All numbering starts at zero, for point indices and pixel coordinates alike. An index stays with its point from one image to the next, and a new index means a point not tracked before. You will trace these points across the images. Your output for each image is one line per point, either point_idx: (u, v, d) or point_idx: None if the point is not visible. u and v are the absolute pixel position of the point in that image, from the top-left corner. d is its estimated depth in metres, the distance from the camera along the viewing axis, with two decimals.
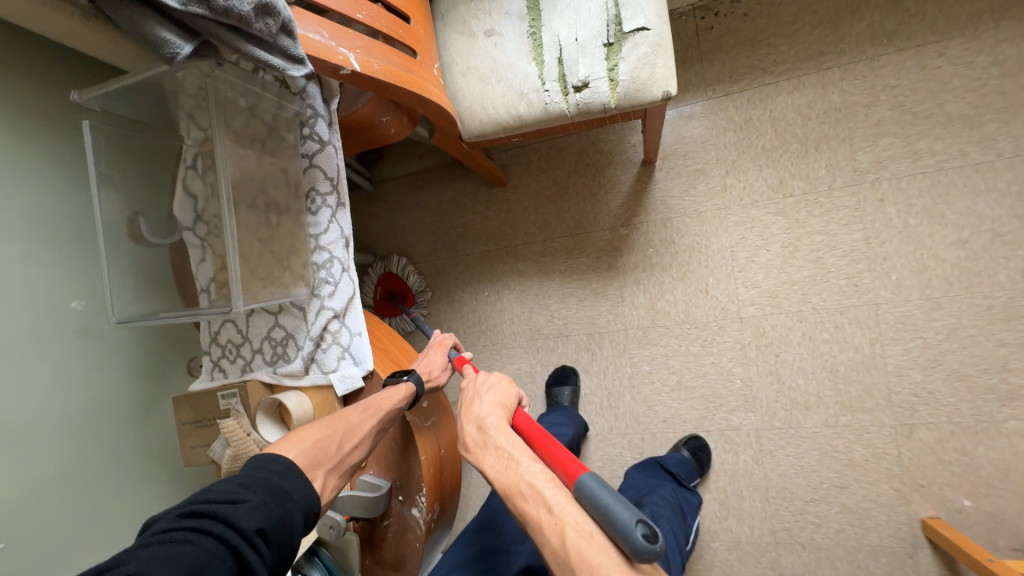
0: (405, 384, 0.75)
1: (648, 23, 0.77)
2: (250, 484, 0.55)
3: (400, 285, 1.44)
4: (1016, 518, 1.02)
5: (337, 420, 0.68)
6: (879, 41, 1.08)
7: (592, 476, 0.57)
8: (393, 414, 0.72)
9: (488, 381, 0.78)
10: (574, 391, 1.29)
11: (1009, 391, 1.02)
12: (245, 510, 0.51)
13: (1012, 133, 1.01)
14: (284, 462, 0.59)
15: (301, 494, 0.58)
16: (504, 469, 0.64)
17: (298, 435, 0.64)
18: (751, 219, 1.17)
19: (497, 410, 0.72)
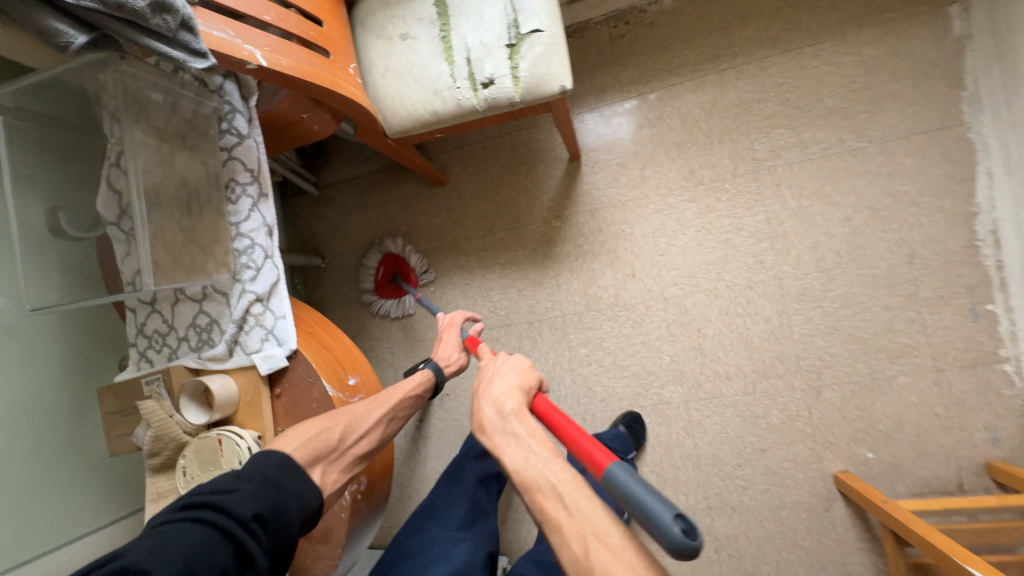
0: (422, 372, 0.90)
1: (542, 25, 0.86)
2: (243, 477, 0.62)
3: (403, 265, 1.47)
4: (912, 465, 1.12)
5: (341, 413, 0.75)
6: (765, 45, 1.21)
7: (623, 468, 0.58)
8: (400, 402, 0.84)
9: (507, 366, 0.80)
10: None
11: (898, 349, 1.14)
12: (240, 497, 0.59)
13: (880, 121, 1.15)
14: (281, 457, 0.66)
15: (295, 485, 0.65)
16: (524, 461, 0.65)
17: (294, 431, 0.71)
18: (669, 207, 1.28)
19: (517, 397, 0.73)
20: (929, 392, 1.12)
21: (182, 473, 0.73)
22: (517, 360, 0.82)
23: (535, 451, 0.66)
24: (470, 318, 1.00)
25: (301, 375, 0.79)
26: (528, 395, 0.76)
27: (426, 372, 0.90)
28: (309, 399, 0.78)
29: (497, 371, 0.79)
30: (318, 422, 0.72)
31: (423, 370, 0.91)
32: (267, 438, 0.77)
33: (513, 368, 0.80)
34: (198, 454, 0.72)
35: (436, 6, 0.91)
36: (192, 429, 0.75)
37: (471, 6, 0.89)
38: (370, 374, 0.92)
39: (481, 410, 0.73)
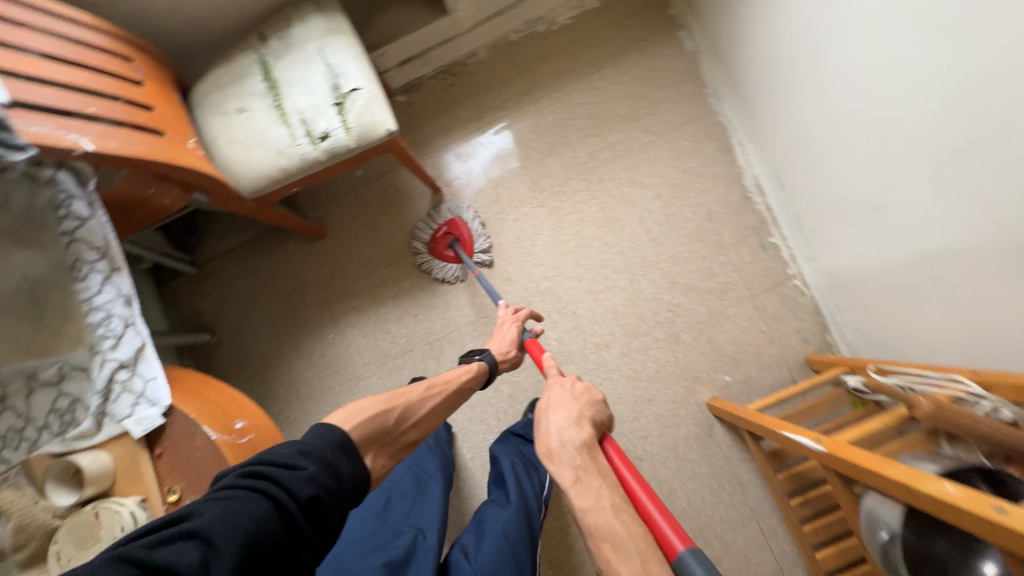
0: (478, 366, 1.00)
1: (360, 85, 1.03)
2: (307, 454, 0.64)
3: (463, 231, 1.46)
4: (758, 377, 1.37)
5: (398, 399, 0.83)
6: (563, 77, 1.52)
7: (697, 558, 0.56)
8: (452, 391, 0.92)
9: (580, 399, 0.81)
10: None
11: (722, 287, 1.41)
12: (300, 478, 0.60)
13: (659, 119, 1.48)
14: (342, 439, 0.69)
15: (348, 470, 0.66)
16: (593, 504, 0.64)
17: (354, 411, 0.76)
18: (524, 215, 1.49)
19: (585, 432, 0.75)
20: (752, 315, 1.39)
21: (57, 559, 0.71)
22: (588, 390, 0.84)
23: (603, 492, 0.66)
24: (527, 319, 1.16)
25: (180, 429, 0.81)
26: (597, 432, 0.77)
27: (482, 363, 1.01)
28: (191, 448, 0.80)
29: (571, 400, 0.80)
30: (377, 405, 0.79)
31: (479, 362, 1.01)
32: (152, 498, 0.78)
33: (584, 399, 0.81)
34: (73, 532, 0.72)
35: (265, 81, 1.05)
36: (63, 512, 0.74)
37: (297, 77, 1.04)
38: (262, 417, 0.93)
39: (549, 433, 0.75)
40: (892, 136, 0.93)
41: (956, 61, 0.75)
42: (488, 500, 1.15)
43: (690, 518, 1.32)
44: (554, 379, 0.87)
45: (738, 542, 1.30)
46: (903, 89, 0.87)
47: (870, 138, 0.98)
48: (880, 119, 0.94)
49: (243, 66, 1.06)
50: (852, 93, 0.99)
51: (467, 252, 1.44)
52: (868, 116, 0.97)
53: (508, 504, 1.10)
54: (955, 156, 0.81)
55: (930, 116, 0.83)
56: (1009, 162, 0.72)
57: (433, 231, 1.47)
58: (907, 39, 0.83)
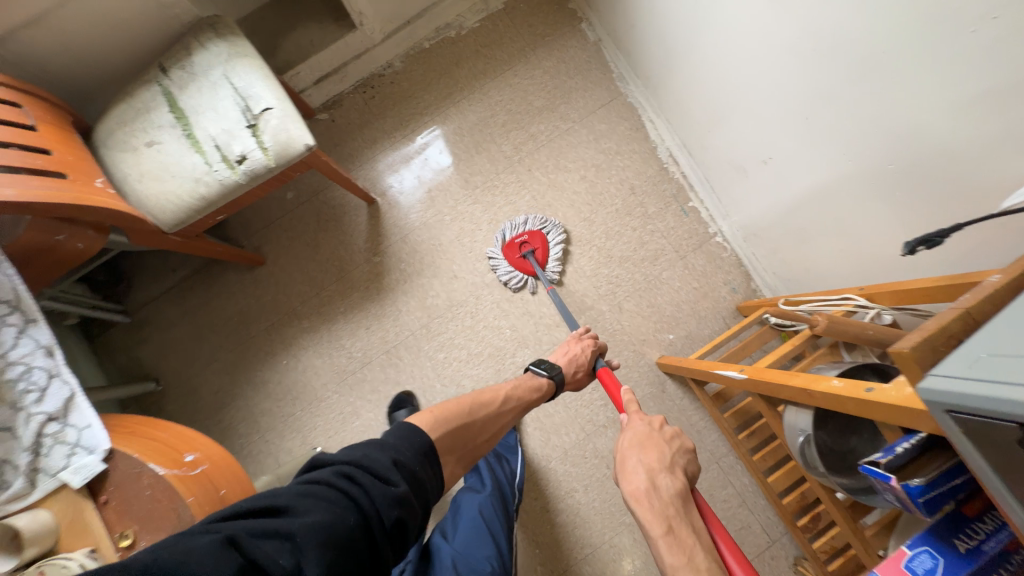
0: (546, 381, 1.08)
1: (271, 104, 1.04)
2: (399, 469, 0.68)
3: (543, 245, 1.47)
4: (698, 330, 1.48)
5: (478, 412, 0.91)
6: (479, 77, 1.58)
7: None
8: (521, 405, 1.01)
9: (670, 450, 0.84)
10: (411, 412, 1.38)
11: (654, 253, 1.51)
12: (389, 496, 0.65)
13: (574, 106, 1.57)
14: (427, 447, 0.75)
15: (429, 486, 0.72)
16: (685, 563, 0.65)
17: (445, 418, 0.84)
18: (461, 214, 1.54)
19: (678, 483, 0.77)
20: (684, 275, 1.51)
21: None
22: (680, 444, 0.87)
23: (695, 551, 0.66)
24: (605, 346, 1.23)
25: (126, 471, 0.79)
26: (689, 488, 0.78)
27: (551, 379, 1.08)
28: (140, 489, 0.78)
29: (661, 447, 0.84)
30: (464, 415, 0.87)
31: (548, 378, 1.08)
32: (103, 547, 0.75)
33: (676, 451, 0.85)
34: None
35: (172, 112, 1.03)
36: None
37: (205, 104, 1.04)
38: (215, 447, 0.90)
39: (639, 476, 0.78)
40: (771, 92, 1.03)
41: (809, 15, 0.85)
42: (463, 487, 1.19)
43: None
44: (638, 419, 0.93)
45: (703, 484, 1.40)
46: (775, 46, 0.96)
47: (750, 103, 1.11)
48: (758, 78, 1.05)
49: (145, 100, 1.04)
50: (732, 58, 1.10)
51: (539, 266, 1.45)
52: (749, 76, 1.07)
53: (483, 488, 1.16)
54: (823, 102, 0.91)
55: (797, 70, 0.93)
56: (862, 102, 0.83)
57: (513, 236, 1.49)
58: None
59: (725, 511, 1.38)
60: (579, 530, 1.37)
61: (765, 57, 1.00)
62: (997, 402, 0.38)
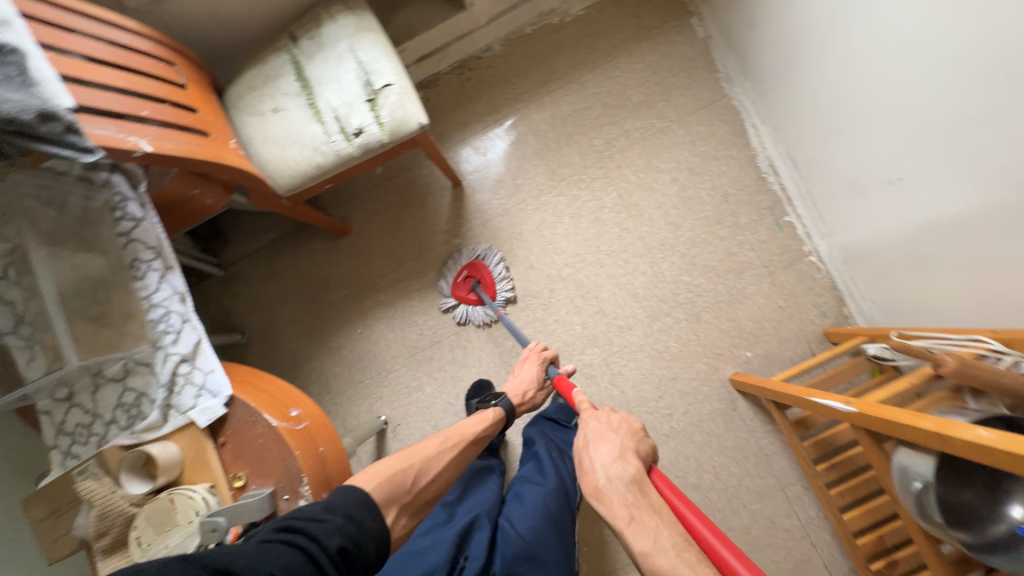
0: (490, 411, 1.05)
1: (391, 80, 1.05)
2: (331, 510, 0.71)
3: (483, 274, 1.47)
4: (779, 351, 1.42)
5: (415, 458, 0.89)
6: (578, 67, 1.55)
7: None
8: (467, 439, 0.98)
9: (618, 434, 0.86)
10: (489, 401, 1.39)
11: (740, 266, 1.45)
12: (328, 530, 0.67)
13: (673, 105, 1.52)
14: (361, 496, 0.75)
15: (371, 526, 0.73)
16: (652, 546, 0.66)
17: (375, 471, 0.84)
18: (544, 204, 1.52)
19: (634, 467, 0.79)
20: (771, 292, 1.44)
21: (137, 543, 0.74)
22: (626, 428, 0.89)
23: (660, 531, 0.68)
24: (551, 356, 1.20)
25: (243, 418, 0.83)
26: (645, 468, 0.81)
27: (498, 409, 1.07)
28: (254, 436, 0.83)
29: (610, 435, 0.85)
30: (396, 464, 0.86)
31: (495, 408, 1.07)
32: (219, 485, 0.81)
33: (626, 435, 0.86)
34: (151, 518, 0.75)
35: (298, 81, 1.07)
36: (139, 499, 0.77)
37: (329, 76, 1.07)
38: (314, 406, 0.95)
39: (596, 471, 0.80)
40: (906, 118, 0.97)
41: (956, 45, 0.81)
42: (520, 476, 1.19)
43: (717, 490, 1.38)
44: (588, 414, 0.93)
45: (765, 510, 1.35)
46: (913, 74, 0.91)
47: (874, 119, 1.05)
48: (893, 101, 0.98)
49: (275, 67, 1.09)
50: (863, 78, 1.04)
51: (488, 294, 1.46)
52: (880, 100, 1.01)
53: (545, 479, 1.15)
54: (964, 126, 0.84)
55: (936, 88, 0.87)
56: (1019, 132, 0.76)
57: (456, 274, 1.50)
58: (917, 30, 0.86)
59: (786, 540, 1.33)
60: None
61: (900, 83, 0.95)
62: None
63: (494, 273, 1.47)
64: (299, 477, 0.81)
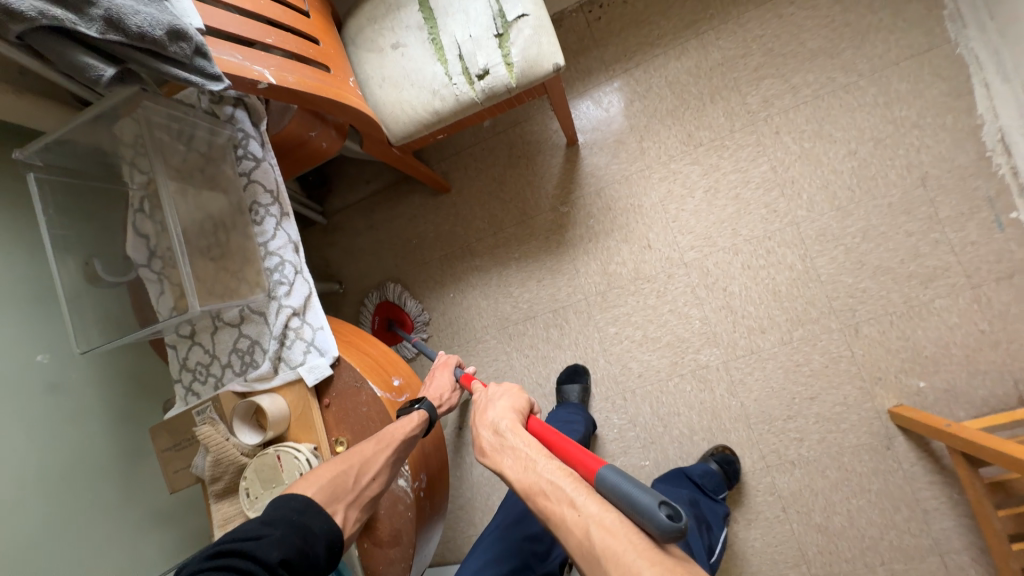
0: (416, 412, 0.77)
1: (526, 10, 0.88)
2: (271, 522, 0.61)
3: (397, 312, 1.50)
4: (967, 387, 1.10)
5: (353, 454, 0.71)
6: (739, 2, 1.24)
7: (611, 469, 0.62)
8: (406, 442, 0.74)
9: (499, 391, 0.85)
10: (585, 389, 1.31)
11: (929, 273, 1.13)
12: (267, 543, 0.58)
13: (866, 54, 1.16)
14: (301, 500, 0.64)
15: (323, 528, 0.63)
16: (523, 468, 0.70)
17: (314, 474, 0.69)
18: (673, 173, 1.29)
19: (510, 414, 0.79)
20: (969, 310, 1.11)
21: (246, 494, 0.73)
22: (508, 386, 0.87)
23: (532, 458, 0.71)
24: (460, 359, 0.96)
25: (348, 381, 0.79)
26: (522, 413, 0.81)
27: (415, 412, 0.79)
28: (359, 403, 0.79)
29: (489, 396, 0.85)
30: (334, 465, 0.69)
31: (416, 410, 0.79)
32: (323, 448, 0.78)
33: (504, 392, 0.85)
34: (259, 473, 0.73)
35: (422, 12, 0.94)
36: (249, 451, 0.75)
37: (455, 5, 0.92)
38: (414, 377, 0.90)
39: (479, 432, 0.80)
40: None
41: None
42: None
43: (848, 537, 1.15)
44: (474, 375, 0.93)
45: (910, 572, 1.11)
46: None
47: None
48: None
49: None
50: None
51: (405, 329, 1.49)
52: None
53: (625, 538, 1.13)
54: None
55: None
56: None
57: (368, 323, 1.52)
58: None
59: None
60: (730, 562, 1.21)
61: None
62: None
63: (404, 308, 1.50)
64: None
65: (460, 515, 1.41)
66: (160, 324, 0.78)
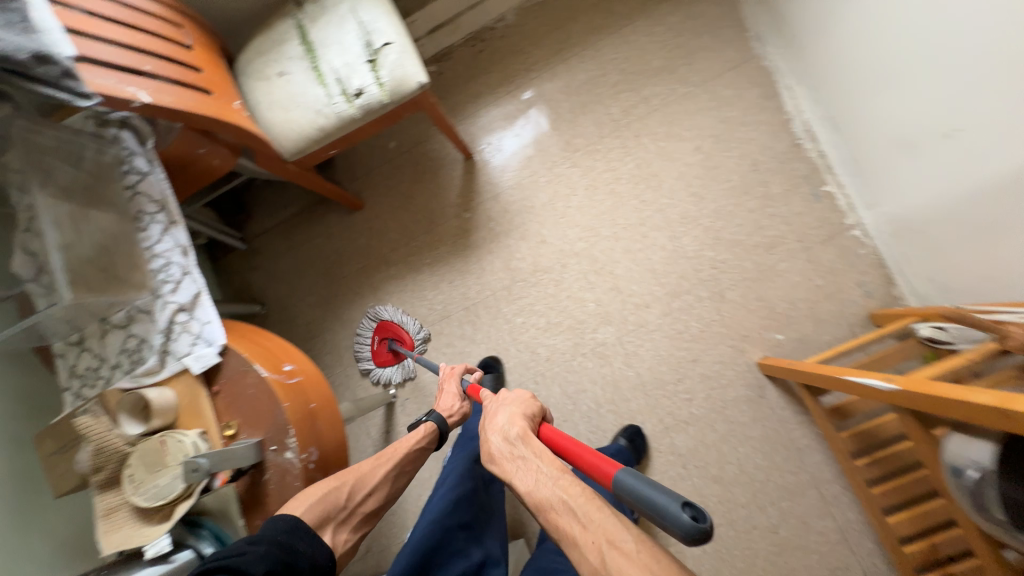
0: (424, 425, 0.94)
1: (391, 39, 1.04)
2: (255, 541, 0.69)
3: (397, 331, 1.46)
4: (815, 334, 1.28)
5: (347, 474, 0.84)
6: (594, 32, 1.48)
7: (631, 475, 0.61)
8: (408, 455, 0.91)
9: (510, 398, 0.87)
10: (496, 377, 1.37)
11: (772, 241, 1.33)
12: (251, 559, 0.66)
13: (697, 68, 1.41)
14: (290, 524, 0.72)
15: (305, 547, 0.72)
16: (534, 484, 0.71)
17: (303, 495, 0.78)
18: (557, 176, 1.46)
19: (520, 423, 0.80)
20: (806, 269, 1.30)
21: (130, 481, 0.76)
22: (519, 392, 0.89)
23: (545, 471, 0.71)
24: (465, 367, 1.04)
25: (234, 368, 0.84)
26: (535, 422, 0.82)
27: (425, 423, 0.95)
28: (246, 386, 0.83)
29: (502, 406, 0.85)
30: (327, 482, 0.80)
31: (425, 424, 0.94)
32: (211, 432, 0.82)
33: (516, 401, 0.86)
34: (143, 458, 0.76)
35: (303, 45, 1.08)
36: (131, 439, 0.79)
37: (331, 38, 1.07)
38: (311, 365, 0.94)
39: (489, 440, 0.80)
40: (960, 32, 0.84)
41: None
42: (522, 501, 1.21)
43: (742, 483, 1.27)
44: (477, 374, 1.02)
45: (796, 507, 1.23)
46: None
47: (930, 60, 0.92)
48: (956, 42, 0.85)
49: (282, 32, 1.10)
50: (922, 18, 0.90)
51: (406, 348, 1.45)
52: (944, 44, 0.88)
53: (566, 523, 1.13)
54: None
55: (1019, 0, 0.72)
56: None
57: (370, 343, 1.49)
58: None
59: (820, 544, 1.21)
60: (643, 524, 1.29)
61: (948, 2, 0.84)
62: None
63: (404, 326, 1.47)
64: (286, 430, 0.81)
65: (392, 520, 1.42)
66: (39, 322, 0.84)
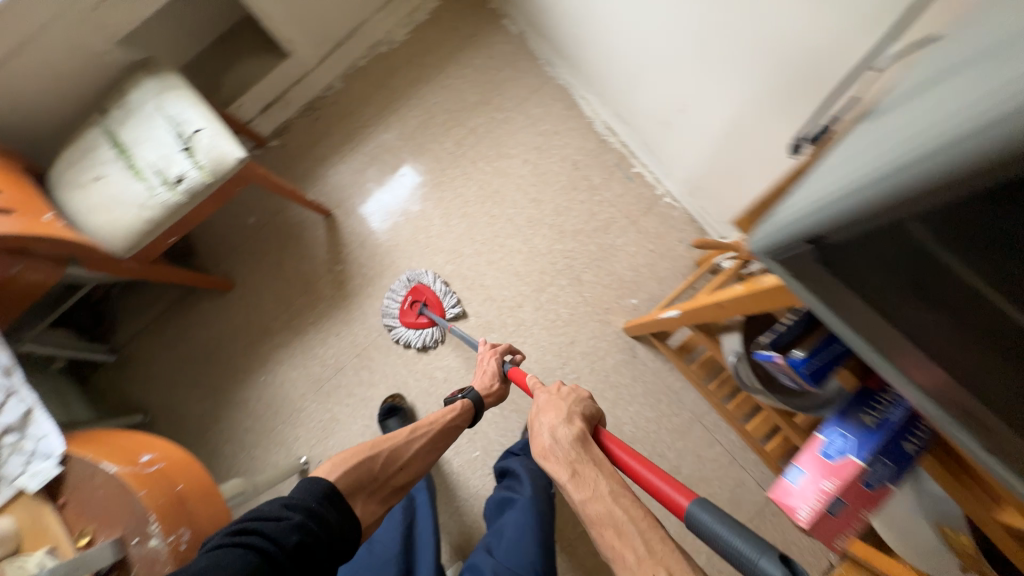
0: (462, 402, 1.02)
1: (201, 126, 1.12)
2: (290, 507, 0.72)
3: (429, 296, 1.47)
4: (660, 290, 1.48)
5: (381, 448, 0.89)
6: (414, 84, 1.66)
7: (708, 510, 0.66)
8: (445, 428, 0.98)
9: (569, 398, 0.88)
10: (403, 418, 1.41)
11: (605, 223, 1.53)
12: (284, 526, 0.69)
13: (507, 97, 1.63)
14: (327, 488, 0.77)
15: (336, 518, 0.75)
16: (591, 495, 0.70)
17: (339, 462, 0.84)
18: (413, 212, 1.59)
19: (578, 427, 0.80)
20: (637, 239, 1.52)
21: None
22: (576, 392, 0.91)
23: (601, 482, 0.72)
24: (506, 346, 1.18)
25: (79, 472, 0.82)
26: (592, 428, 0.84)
27: (466, 399, 1.04)
28: (95, 486, 0.81)
29: (560, 401, 0.87)
30: (363, 450, 0.86)
31: (463, 399, 1.04)
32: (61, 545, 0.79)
33: (573, 398, 0.88)
34: None
35: (115, 148, 1.12)
36: None
37: (143, 136, 1.12)
38: (177, 446, 0.89)
39: (543, 435, 0.81)
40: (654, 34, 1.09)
41: None
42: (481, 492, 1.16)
43: (640, 438, 1.39)
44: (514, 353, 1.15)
45: (688, 444, 1.38)
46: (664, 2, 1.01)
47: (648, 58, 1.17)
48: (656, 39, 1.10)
49: (93, 141, 1.14)
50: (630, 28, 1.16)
51: (437, 313, 1.46)
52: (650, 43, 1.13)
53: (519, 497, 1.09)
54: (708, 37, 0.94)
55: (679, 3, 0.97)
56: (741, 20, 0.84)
57: (400, 304, 1.49)
58: None
59: (716, 469, 1.35)
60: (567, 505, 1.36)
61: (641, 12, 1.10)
62: (810, 219, 0.38)
63: (436, 291, 1.48)
64: (145, 515, 0.78)
65: None
66: None
